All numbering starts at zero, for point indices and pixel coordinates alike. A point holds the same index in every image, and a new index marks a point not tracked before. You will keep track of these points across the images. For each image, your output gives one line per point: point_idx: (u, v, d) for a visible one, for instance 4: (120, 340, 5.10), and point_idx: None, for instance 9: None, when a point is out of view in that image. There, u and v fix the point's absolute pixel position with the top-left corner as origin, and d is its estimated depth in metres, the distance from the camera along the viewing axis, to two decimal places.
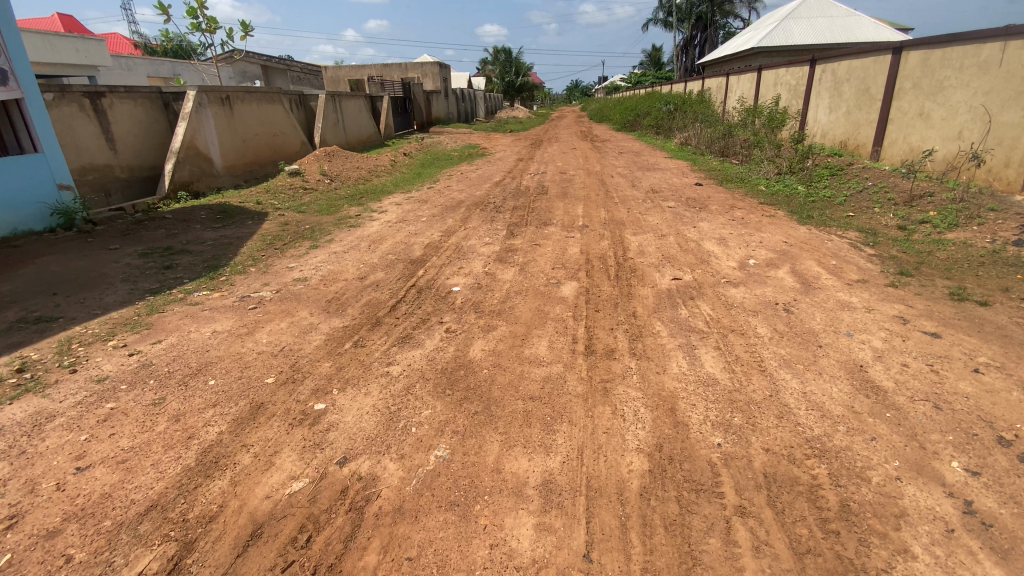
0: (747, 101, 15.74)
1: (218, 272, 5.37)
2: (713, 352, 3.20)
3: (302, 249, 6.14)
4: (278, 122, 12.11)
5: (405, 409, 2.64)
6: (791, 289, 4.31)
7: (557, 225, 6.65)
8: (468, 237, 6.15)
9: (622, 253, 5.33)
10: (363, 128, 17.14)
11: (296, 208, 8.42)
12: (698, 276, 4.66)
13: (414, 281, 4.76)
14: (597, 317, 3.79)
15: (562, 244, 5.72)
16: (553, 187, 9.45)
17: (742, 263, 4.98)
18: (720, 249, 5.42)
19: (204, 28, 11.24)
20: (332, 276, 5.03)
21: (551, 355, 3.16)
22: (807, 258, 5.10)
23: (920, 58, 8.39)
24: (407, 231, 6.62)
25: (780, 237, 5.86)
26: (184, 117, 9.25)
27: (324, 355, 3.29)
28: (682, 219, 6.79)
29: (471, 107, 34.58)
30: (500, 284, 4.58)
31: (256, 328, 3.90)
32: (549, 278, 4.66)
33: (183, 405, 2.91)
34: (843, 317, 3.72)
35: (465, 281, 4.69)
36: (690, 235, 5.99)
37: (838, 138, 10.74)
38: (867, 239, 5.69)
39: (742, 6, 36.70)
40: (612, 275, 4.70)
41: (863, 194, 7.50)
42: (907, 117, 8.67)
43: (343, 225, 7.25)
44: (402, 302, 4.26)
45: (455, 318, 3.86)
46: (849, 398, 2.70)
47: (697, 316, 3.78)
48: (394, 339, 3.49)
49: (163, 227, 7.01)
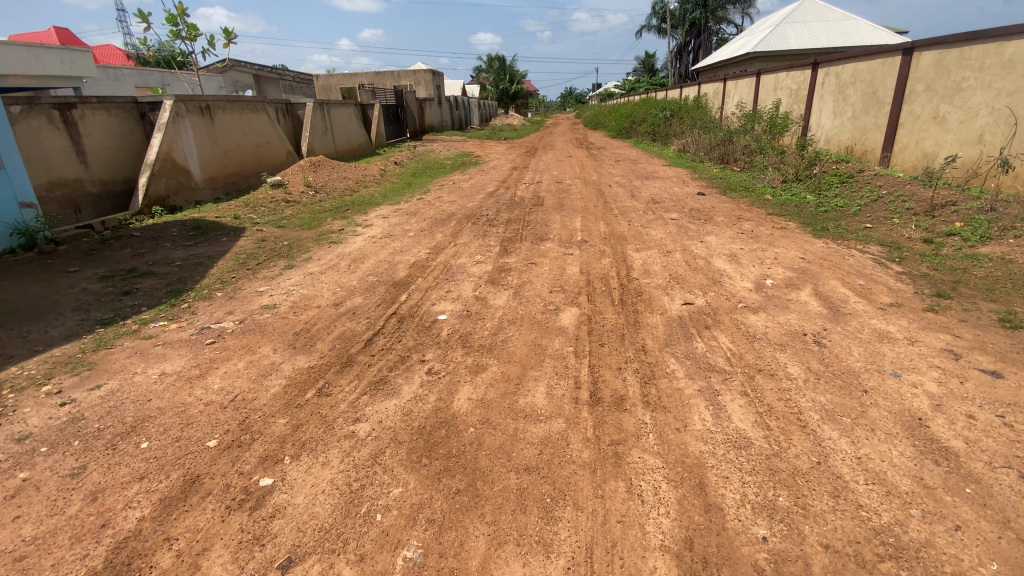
0: (745, 105, 15.39)
1: (181, 298, 4.87)
2: (739, 400, 2.72)
3: (276, 270, 5.63)
4: (262, 132, 11.64)
5: (370, 487, 2.15)
6: (818, 315, 3.85)
7: (554, 240, 6.18)
8: (457, 255, 5.66)
9: (626, 272, 4.85)
10: (352, 136, 16.70)
11: (276, 222, 7.92)
12: (712, 299, 4.19)
13: (395, 308, 4.26)
14: (601, 351, 3.30)
15: (559, 263, 5.23)
16: (549, 197, 8.99)
17: (759, 283, 4.51)
18: (733, 267, 4.94)
19: (184, 35, 10.79)
20: (305, 302, 4.53)
21: (548, 406, 2.66)
22: (830, 277, 4.64)
23: (934, 58, 7.99)
24: (393, 248, 6.13)
25: (796, 252, 5.40)
26: (160, 127, 8.76)
27: (280, 409, 2.78)
28: (688, 233, 6.32)
29: (465, 114, 34.21)
30: (490, 311, 4.08)
31: (210, 370, 3.39)
32: (546, 303, 4.18)
33: (105, 478, 2.38)
34: (884, 351, 3.26)
35: (452, 307, 4.19)
36: (698, 251, 5.52)
37: (843, 143, 10.35)
38: (891, 254, 5.24)
39: (736, 11, 36.64)
40: (616, 299, 4.22)
41: (878, 203, 7.08)
42: (919, 120, 8.29)
43: (325, 241, 6.76)
44: (379, 334, 3.75)
45: (438, 354, 3.35)
46: (914, 467, 2.23)
47: (715, 350, 3.31)
48: (364, 385, 2.98)
49: (130, 247, 6.49)
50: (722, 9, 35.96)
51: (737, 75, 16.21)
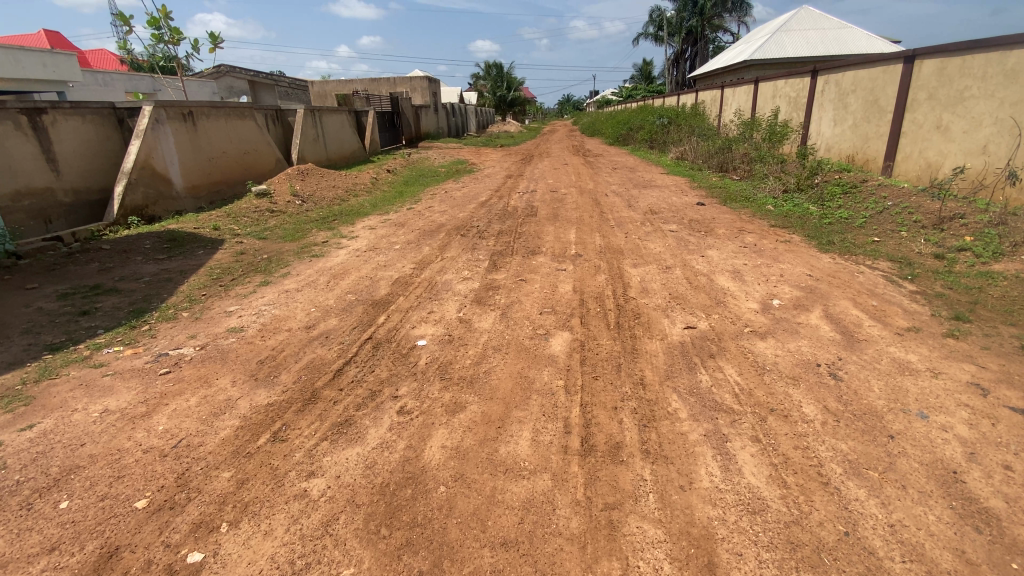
0: (744, 113, 15.16)
1: (143, 319, 4.53)
2: (749, 449, 2.40)
3: (250, 286, 5.29)
4: (250, 139, 11.33)
5: (318, 567, 1.82)
6: (831, 342, 3.52)
7: (547, 253, 5.85)
8: (444, 271, 5.33)
9: (623, 291, 4.52)
10: (345, 143, 16.42)
11: (257, 234, 7.58)
12: (716, 323, 3.86)
13: (372, 331, 3.91)
14: (595, 386, 2.96)
15: (551, 279, 4.90)
16: (543, 207, 8.68)
17: (765, 304, 4.19)
18: (737, 286, 4.62)
19: (167, 39, 10.49)
20: (275, 324, 4.19)
21: (533, 457, 2.33)
22: (840, 298, 4.32)
23: (936, 66, 7.74)
24: (376, 263, 5.79)
25: (802, 268, 5.09)
26: (138, 134, 8.44)
27: (225, 458, 2.49)
28: (688, 246, 6.01)
29: (462, 121, 34.00)
30: (474, 335, 3.74)
31: (158, 408, 3.07)
32: (536, 325, 3.84)
33: (9, 548, 2.04)
34: (907, 387, 2.93)
35: (433, 331, 3.85)
36: (698, 266, 5.20)
37: (844, 152, 10.09)
38: (903, 271, 4.94)
39: (733, 20, 36.65)
40: (612, 321, 3.88)
41: (883, 215, 6.80)
42: (922, 130, 8.02)
43: (305, 254, 6.43)
44: (350, 363, 3.41)
45: (413, 388, 3.01)
46: (954, 537, 1.89)
47: (721, 385, 2.98)
48: (326, 428, 2.64)
49: (97, 261, 6.14)
50: (718, 18, 36.01)
51: (734, 83, 15.99)
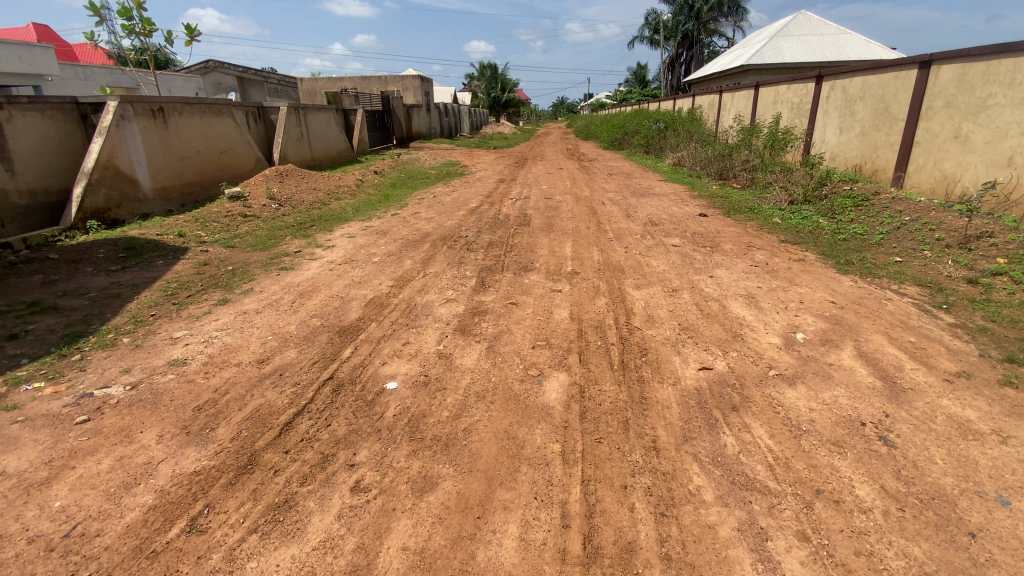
0: (743, 118, 14.72)
1: (77, 345, 3.94)
2: (797, 552, 1.90)
3: (206, 305, 4.71)
4: (227, 137, 10.70)
5: None
6: (871, 392, 3.02)
7: (541, 271, 5.32)
8: (425, 290, 4.75)
9: (626, 319, 3.97)
10: (331, 142, 15.78)
11: (226, 242, 6.97)
12: (736, 363, 3.32)
13: (334, 369, 3.33)
14: (599, 453, 2.42)
15: (545, 303, 4.34)
16: (536, 216, 8.15)
17: (788, 339, 3.68)
18: (754, 314, 4.10)
19: (138, 30, 9.83)
20: (225, 356, 3.62)
21: (519, 570, 1.81)
22: (871, 331, 3.82)
23: (956, 72, 7.33)
24: (351, 278, 5.21)
25: (823, 293, 4.58)
26: (101, 131, 7.80)
27: (122, 559, 1.94)
28: (694, 264, 5.49)
29: (455, 121, 33.39)
30: (453, 375, 3.16)
31: (60, 473, 2.48)
32: (526, 363, 3.27)
33: None
34: (974, 457, 2.45)
35: (406, 369, 3.28)
36: (708, 289, 4.67)
37: (850, 161, 9.64)
38: (935, 298, 4.45)
39: (728, 25, 36.46)
40: (615, 359, 3.32)
41: (901, 231, 6.35)
42: (938, 139, 7.59)
43: (274, 266, 5.85)
44: (302, 414, 2.85)
45: (375, 453, 2.46)
46: None
47: (752, 452, 2.45)
48: (258, 514, 2.11)
49: (42, 271, 5.51)
50: (713, 22, 35.86)
51: (733, 87, 15.56)
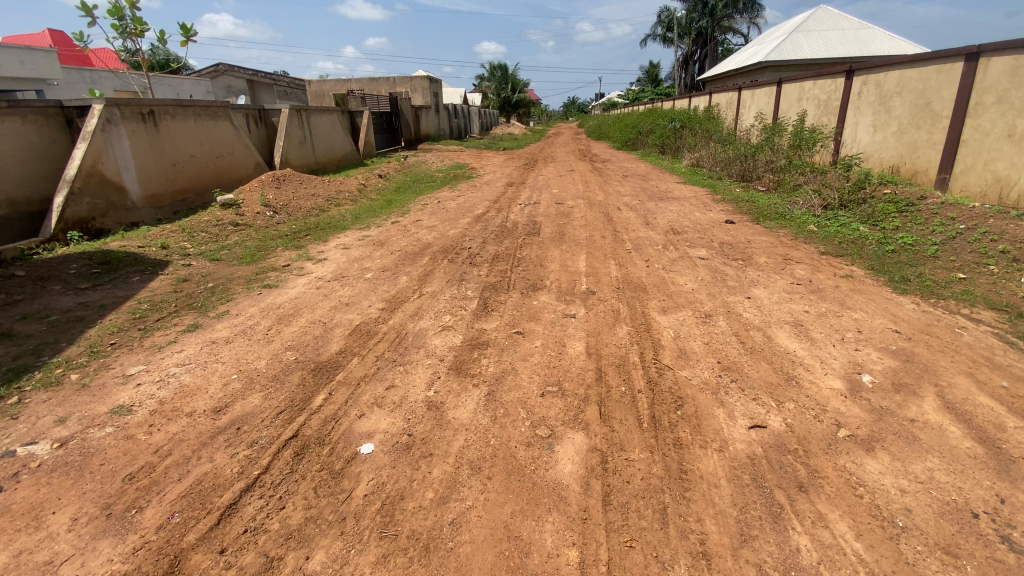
0: (764, 116, 13.93)
1: (16, 384, 3.39)
2: None
3: (173, 333, 4.16)
4: (223, 141, 10.22)
5: None
6: (973, 465, 2.37)
7: (552, 290, 4.71)
8: (421, 313, 4.16)
9: (654, 355, 3.33)
10: (336, 145, 15.29)
11: (211, 255, 6.46)
12: (795, 420, 2.68)
13: (302, 424, 2.74)
14: (631, 568, 1.82)
15: (557, 332, 3.72)
16: (546, 223, 7.57)
17: (853, 384, 3.03)
18: (806, 349, 3.45)
19: (130, 30, 9.41)
20: (180, 404, 3.05)
21: None
22: (953, 373, 3.15)
23: (1008, 65, 6.60)
24: (338, 299, 4.63)
25: (882, 319, 3.92)
26: (85, 136, 7.35)
27: None
28: (726, 281, 4.85)
29: (464, 122, 32.91)
30: (443, 436, 2.55)
31: None
32: (534, 419, 2.64)
33: None
34: None
35: (387, 426, 2.67)
36: (747, 314, 4.03)
37: (886, 161, 8.89)
38: (1018, 327, 3.77)
39: (744, 22, 35.49)
40: (643, 413, 2.70)
41: (958, 241, 5.64)
42: (989, 138, 6.86)
43: (258, 284, 5.30)
44: (251, 491, 2.27)
45: (333, 559, 1.89)
46: None
47: (837, 565, 1.84)
48: None
49: (5, 290, 5.01)
50: (728, 19, 34.95)
51: (753, 84, 14.77)
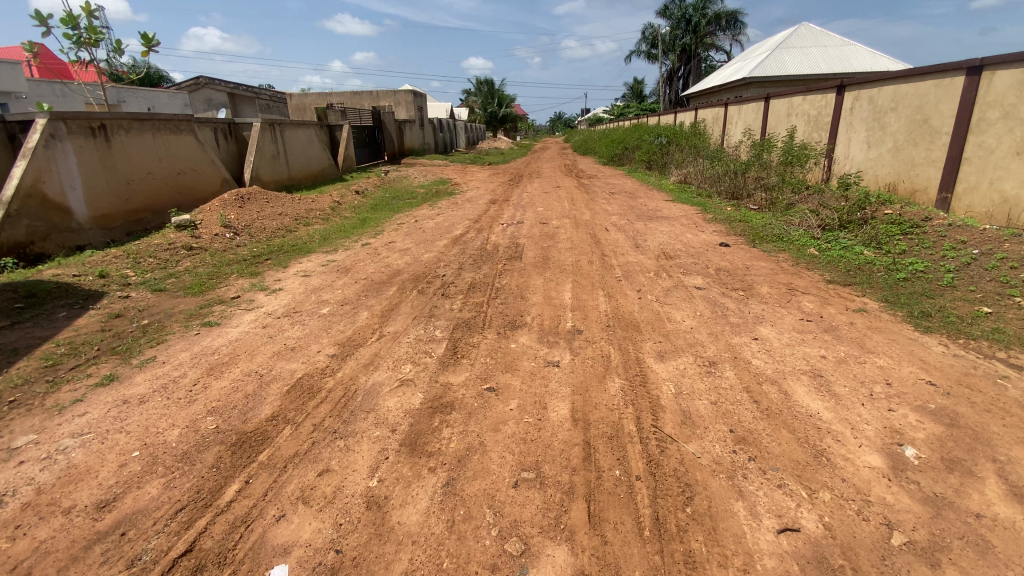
0: (752, 131, 13.63)
1: None
2: None
3: (83, 387, 3.50)
4: (186, 156, 9.56)
5: None
6: None
7: (532, 329, 4.14)
8: (378, 362, 3.54)
9: (653, 422, 2.75)
10: (312, 160, 14.67)
11: (156, 284, 5.79)
12: (835, 519, 2.11)
13: (204, 532, 2.11)
14: None
15: (536, 389, 3.12)
16: (529, 246, 7.02)
17: (897, 461, 2.46)
18: (832, 410, 2.89)
19: (84, 40, 8.77)
20: (58, 496, 2.39)
21: None
22: (1010, 443, 2.59)
23: (1015, 78, 6.22)
24: (286, 342, 4.00)
25: (912, 368, 3.38)
26: (24, 152, 6.69)
27: None
28: (728, 318, 4.31)
29: (449, 137, 32.51)
30: (383, 553, 1.95)
31: None
32: (503, 525, 2.05)
33: None
34: None
35: (311, 535, 2.05)
36: (758, 362, 3.47)
37: (880, 179, 8.52)
38: None
39: (726, 39, 35.77)
40: (643, 513, 2.11)
41: (973, 267, 5.19)
42: (994, 156, 6.48)
43: (199, 321, 4.65)
44: None
45: None
46: None
47: None
48: None
49: None
50: (710, 36, 35.21)
51: (740, 100, 14.49)
